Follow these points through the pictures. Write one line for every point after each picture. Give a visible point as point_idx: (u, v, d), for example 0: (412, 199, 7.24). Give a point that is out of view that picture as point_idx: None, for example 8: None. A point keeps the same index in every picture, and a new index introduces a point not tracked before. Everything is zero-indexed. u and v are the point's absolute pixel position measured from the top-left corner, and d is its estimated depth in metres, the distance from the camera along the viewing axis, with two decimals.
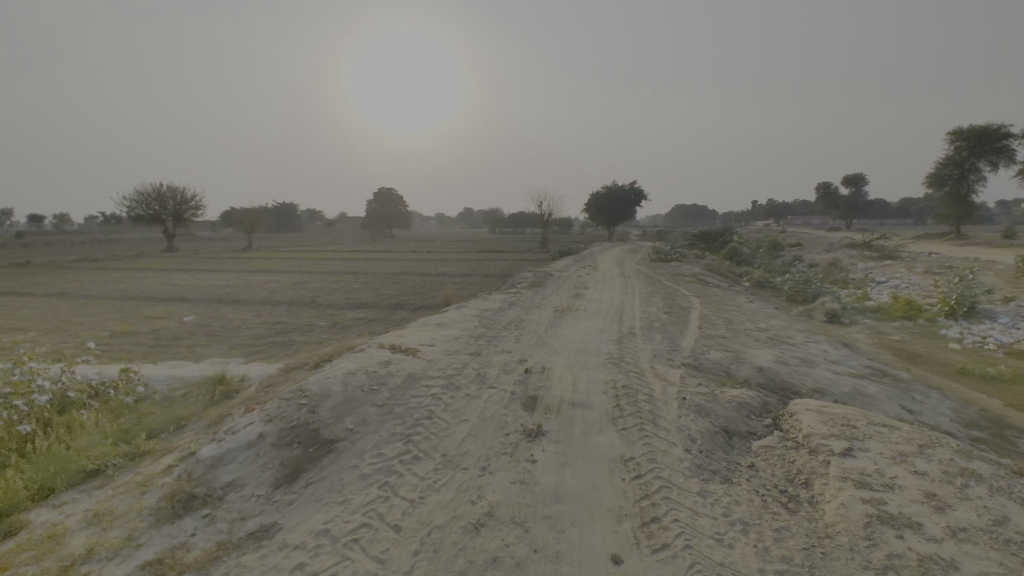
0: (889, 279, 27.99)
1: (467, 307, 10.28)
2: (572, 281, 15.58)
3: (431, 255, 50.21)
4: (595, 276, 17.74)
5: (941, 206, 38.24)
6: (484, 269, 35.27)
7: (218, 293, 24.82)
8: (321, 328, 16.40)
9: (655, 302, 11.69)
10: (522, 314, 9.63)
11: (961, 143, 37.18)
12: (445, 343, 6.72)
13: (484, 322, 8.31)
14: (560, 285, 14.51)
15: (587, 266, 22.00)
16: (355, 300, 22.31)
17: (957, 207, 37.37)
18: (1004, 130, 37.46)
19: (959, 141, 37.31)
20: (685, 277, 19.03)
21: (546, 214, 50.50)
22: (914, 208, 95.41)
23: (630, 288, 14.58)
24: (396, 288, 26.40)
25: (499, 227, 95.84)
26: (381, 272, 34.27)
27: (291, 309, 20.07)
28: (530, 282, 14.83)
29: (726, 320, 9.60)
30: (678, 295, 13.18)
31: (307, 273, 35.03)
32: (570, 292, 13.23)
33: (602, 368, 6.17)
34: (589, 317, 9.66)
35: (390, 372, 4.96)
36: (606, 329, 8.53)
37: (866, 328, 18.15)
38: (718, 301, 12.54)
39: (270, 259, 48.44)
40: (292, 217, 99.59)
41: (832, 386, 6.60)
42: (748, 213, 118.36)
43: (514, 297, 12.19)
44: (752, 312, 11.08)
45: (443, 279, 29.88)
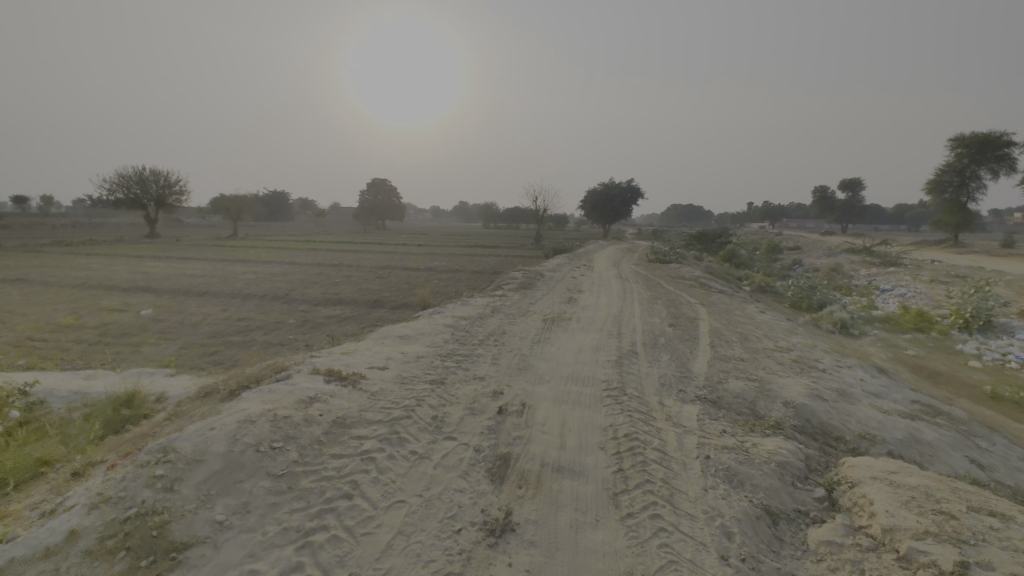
0: (894, 287, 26.89)
1: (443, 311, 8.95)
2: (565, 283, 14.26)
3: (422, 249, 48.74)
4: (591, 278, 16.42)
5: (942, 213, 37.37)
6: (474, 265, 33.90)
7: (188, 284, 23.28)
8: (290, 327, 15.01)
9: (658, 311, 10.42)
10: (505, 324, 8.30)
11: (962, 150, 36.37)
12: (402, 365, 5.36)
13: (457, 335, 6.95)
14: (551, 288, 13.20)
15: (581, 266, 20.73)
16: (334, 296, 20.92)
17: (958, 215, 36.52)
18: (1006, 138, 36.70)
19: (961, 148, 36.51)
20: (686, 281, 17.78)
21: (540, 210, 49.12)
22: (910, 214, 94.79)
23: (628, 293, 13.29)
24: (380, 284, 25.00)
25: (493, 221, 94.37)
26: (367, 266, 32.80)
27: (263, 303, 18.65)
28: (518, 283, 13.49)
29: (741, 337, 8.33)
30: (681, 303, 11.88)
31: (289, 264, 33.45)
32: (562, 297, 11.92)
33: (599, 404, 4.85)
34: (583, 329, 8.34)
35: (308, 419, 3.60)
36: (602, 346, 7.22)
37: (877, 341, 16.97)
38: (726, 311, 11.27)
39: (254, 248, 46.77)
40: (282, 205, 97.57)
41: (881, 430, 5.33)
42: (744, 214, 117.45)
43: (499, 300, 10.85)
44: (767, 326, 9.79)
45: (431, 275, 28.47)
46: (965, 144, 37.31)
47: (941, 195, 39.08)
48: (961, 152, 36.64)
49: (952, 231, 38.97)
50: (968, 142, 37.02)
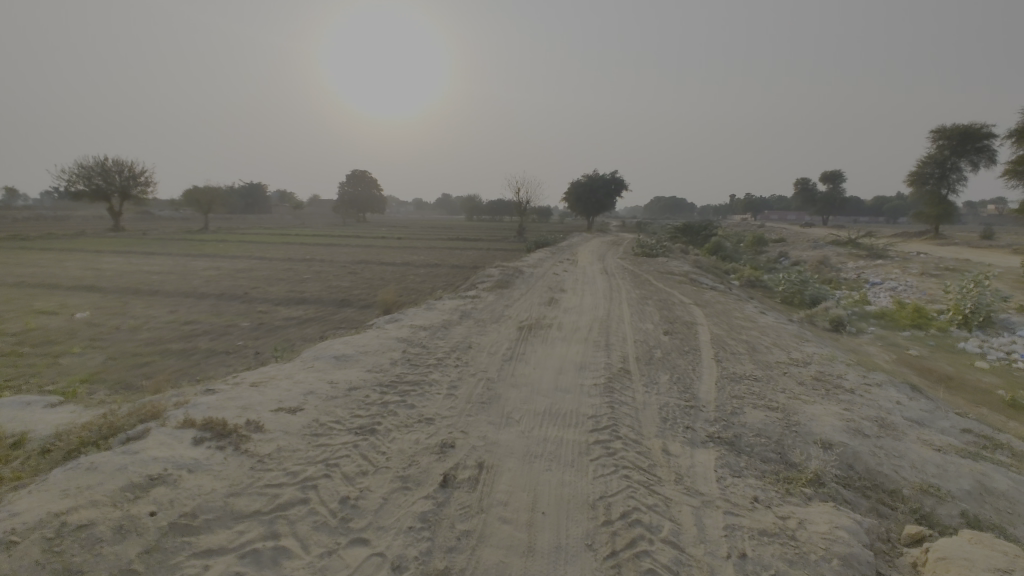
0: (885, 282, 26.30)
1: (402, 318, 7.61)
2: (547, 280, 13.00)
3: (401, 243, 47.08)
4: (574, 274, 15.19)
5: (924, 205, 37.18)
6: (453, 259, 32.51)
7: (141, 281, 21.50)
8: (242, 331, 13.52)
9: (650, 315, 9.23)
10: (473, 333, 6.99)
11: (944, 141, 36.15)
12: (323, 403, 4.01)
13: (408, 352, 5.63)
14: (530, 287, 11.95)
15: (565, 261, 19.52)
16: (299, 294, 19.42)
17: (940, 207, 36.31)
18: (987, 129, 36.59)
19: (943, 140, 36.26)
20: (675, 277, 16.68)
21: (523, 202, 47.81)
22: (890, 206, 95.58)
23: (615, 292, 12.10)
24: (352, 280, 23.52)
25: (476, 213, 92.87)
26: (341, 261, 31.23)
27: (218, 303, 17.09)
28: (493, 282, 12.19)
29: (748, 347, 7.14)
30: (673, 304, 10.71)
31: (257, 259, 31.64)
32: (541, 297, 10.65)
33: (584, 461, 3.59)
34: (565, 339, 7.07)
35: (124, 528, 2.26)
36: (587, 363, 5.95)
37: (876, 339, 16.09)
38: (724, 313, 10.13)
39: (224, 242, 44.68)
40: (258, 197, 94.66)
41: (944, 479, 4.16)
42: (727, 206, 117.60)
43: (470, 303, 9.52)
44: (773, 331, 8.63)
45: (407, 270, 27.03)
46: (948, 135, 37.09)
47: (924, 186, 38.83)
48: (943, 143, 36.40)
49: (935, 223, 38.77)
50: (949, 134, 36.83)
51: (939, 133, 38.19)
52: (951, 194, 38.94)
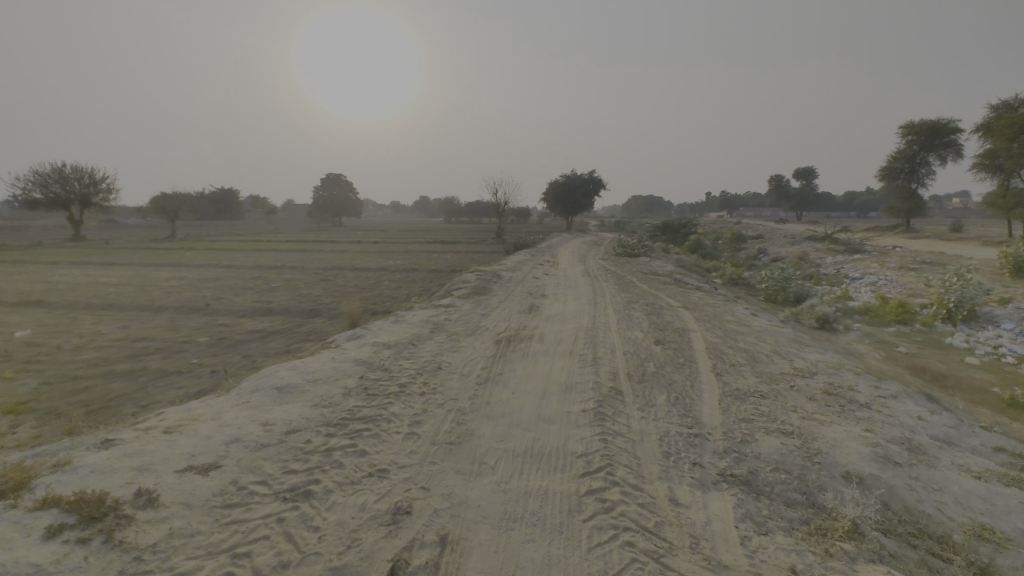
0: (864, 278, 26.32)
1: (365, 334, 6.79)
2: (526, 285, 12.29)
3: (377, 247, 45.94)
4: (555, 277, 14.51)
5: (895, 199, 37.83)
6: (431, 263, 31.63)
7: (95, 295, 20.16)
8: (199, 347, 12.49)
9: (638, 321, 8.56)
10: (444, 350, 6.21)
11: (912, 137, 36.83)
12: (247, 456, 3.20)
13: (366, 379, 4.84)
14: (508, 293, 11.22)
15: (545, 263, 18.88)
16: (266, 304, 18.36)
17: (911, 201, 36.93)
18: (953, 124, 37.37)
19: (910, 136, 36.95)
20: (659, 278, 16.14)
21: (501, 203, 47.15)
22: (861, 201, 97.56)
23: (599, 296, 11.45)
24: (324, 288, 22.48)
25: (454, 216, 91.94)
26: (313, 267, 30.11)
27: (176, 317, 15.98)
28: (470, 289, 11.43)
29: (747, 357, 6.49)
30: (661, 307, 10.09)
31: (224, 268, 30.28)
32: (521, 304, 9.92)
33: (574, 523, 2.86)
34: (548, 353, 6.35)
35: None
36: (574, 383, 5.23)
37: (863, 336, 15.77)
38: (715, 316, 9.54)
39: (192, 250, 43.01)
40: (230, 203, 92.21)
41: (996, 517, 3.52)
42: (704, 204, 118.79)
43: (444, 313, 8.74)
44: (770, 336, 8.02)
45: (382, 276, 26.08)
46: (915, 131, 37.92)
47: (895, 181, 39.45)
48: (911, 139, 37.07)
49: (907, 216, 39.35)
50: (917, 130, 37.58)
51: (905, 130, 39.14)
52: (920, 188, 39.71)
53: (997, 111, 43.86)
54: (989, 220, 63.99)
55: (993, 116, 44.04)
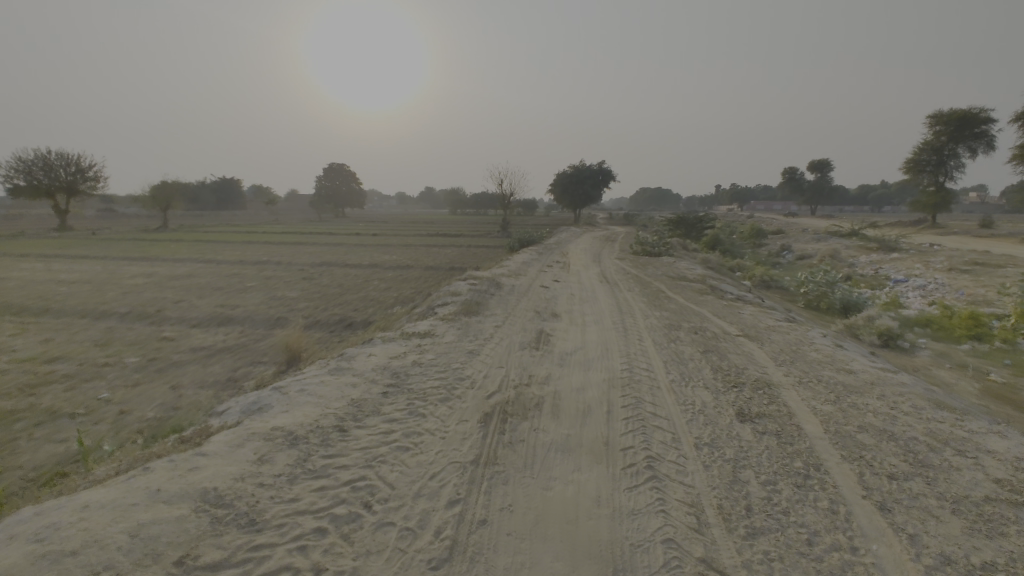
0: (910, 281, 23.61)
1: (270, 408, 4.18)
2: (532, 298, 9.68)
3: (375, 240, 43.23)
4: (568, 286, 11.86)
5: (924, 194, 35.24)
6: (428, 260, 28.95)
7: (43, 295, 17.69)
8: (121, 373, 9.85)
9: (694, 366, 5.92)
10: (390, 450, 3.59)
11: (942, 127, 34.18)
12: None
13: (186, 572, 2.24)
14: (509, 311, 8.60)
15: (554, 264, 16.31)
16: (231, 310, 15.78)
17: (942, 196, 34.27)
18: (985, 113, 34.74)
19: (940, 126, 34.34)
20: (692, 285, 13.56)
21: (506, 195, 44.49)
22: (876, 195, 94.27)
23: (627, 315, 8.84)
24: (305, 289, 19.91)
25: (459, 207, 89.33)
26: (301, 263, 27.66)
27: (118, 326, 13.44)
28: (459, 306, 8.79)
29: (906, 458, 3.83)
30: (715, 337, 7.47)
31: (203, 263, 27.67)
32: (527, 333, 7.31)
33: None
34: (569, 450, 3.76)
35: None
36: (627, 555, 2.64)
37: (936, 359, 13.14)
38: (793, 351, 6.91)
39: (179, 242, 40.53)
40: (231, 193, 89.86)
41: None
42: (715, 198, 115.45)
43: (415, 351, 6.08)
44: (896, 394, 5.39)
45: (373, 276, 23.42)
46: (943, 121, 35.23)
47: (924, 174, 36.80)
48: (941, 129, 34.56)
49: (938, 212, 36.63)
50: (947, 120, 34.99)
51: (934, 120, 36.52)
52: (946, 182, 37.24)
53: None
54: (1017, 216, 60.80)
55: None
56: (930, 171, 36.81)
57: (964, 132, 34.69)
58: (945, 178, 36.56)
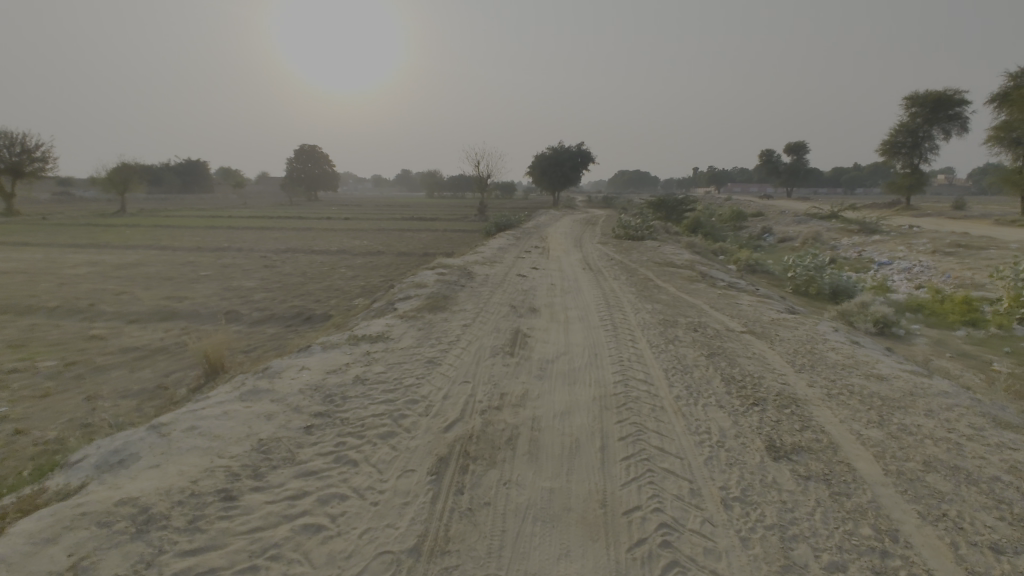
0: (894, 264, 23.23)
1: (135, 461, 2.97)
2: (508, 290, 8.57)
3: (347, 225, 41.45)
4: (548, 275, 10.76)
5: (900, 176, 35.12)
6: (401, 245, 27.51)
7: None
8: (30, 381, 8.45)
9: (701, 377, 4.90)
10: (291, 534, 2.45)
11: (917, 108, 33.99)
12: None
13: None
14: (482, 307, 7.45)
15: (533, 250, 15.20)
16: (176, 303, 14.28)
17: (918, 177, 34.20)
18: (959, 94, 34.69)
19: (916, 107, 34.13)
20: (681, 271, 12.63)
21: (482, 177, 43.07)
22: (849, 177, 95.29)
23: (615, 309, 7.80)
24: (264, 278, 18.44)
25: (436, 190, 87.41)
26: (264, 250, 25.99)
27: (41, 323, 11.89)
28: (424, 301, 7.61)
29: (1004, 516, 2.86)
30: (718, 336, 6.46)
31: (157, 250, 25.77)
32: (502, 334, 6.19)
33: None
34: (552, 519, 2.68)
35: None
36: None
37: (934, 347, 12.51)
38: (810, 353, 5.94)
39: (136, 227, 38.19)
40: (197, 175, 86.15)
41: None
42: (692, 180, 115.26)
43: (361, 363, 4.91)
44: (946, 410, 4.44)
45: (341, 263, 21.97)
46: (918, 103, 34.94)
47: (899, 156, 36.68)
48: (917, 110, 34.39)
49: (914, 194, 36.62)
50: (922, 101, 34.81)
51: (908, 101, 36.33)
52: (921, 164, 37.19)
53: (1014, 81, 40.68)
54: (985, 199, 61.83)
55: (1010, 85, 40.80)
56: (906, 153, 36.64)
57: (938, 113, 34.48)
58: (919, 160, 36.52)
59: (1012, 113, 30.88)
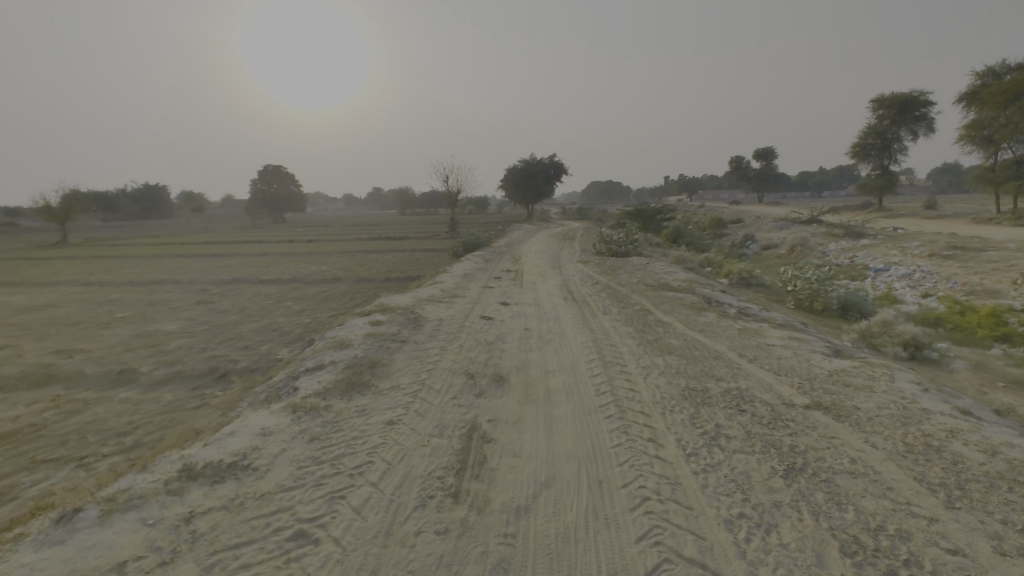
0: (892, 270, 21.71)
1: None
2: (466, 346, 6.26)
3: (309, 248, 38.66)
4: (522, 312, 8.49)
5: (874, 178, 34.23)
6: (362, 270, 25.00)
7: None
8: None
9: (801, 547, 2.65)
10: None
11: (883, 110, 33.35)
12: None
13: None
14: (422, 380, 5.11)
15: (504, 275, 12.97)
16: (67, 358, 11.59)
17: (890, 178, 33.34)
18: (924, 96, 34.20)
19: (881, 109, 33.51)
20: (681, 296, 10.55)
21: (452, 193, 40.98)
22: (816, 180, 95.74)
23: (614, 369, 5.57)
24: (193, 318, 15.75)
25: (408, 207, 85.04)
26: (207, 281, 23.20)
27: None
28: (339, 376, 5.21)
29: None
30: (779, 422, 4.23)
31: (82, 287, 22.70)
32: (446, 442, 3.87)
33: None
34: None
35: None
36: None
37: (980, 374, 10.55)
38: (935, 451, 3.74)
39: (74, 259, 34.81)
40: (156, 201, 82.12)
41: None
42: (664, 189, 115.30)
43: (153, 560, 2.52)
44: None
45: (289, 294, 19.34)
46: (885, 105, 34.12)
47: (870, 159, 35.83)
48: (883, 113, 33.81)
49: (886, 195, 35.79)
50: (888, 103, 34.18)
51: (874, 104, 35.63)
52: (892, 166, 36.42)
53: (982, 79, 40.27)
54: (952, 199, 62.14)
55: (977, 84, 40.38)
56: (876, 156, 35.85)
57: (906, 115, 33.79)
58: (890, 161, 35.75)
59: (983, 112, 30.16)
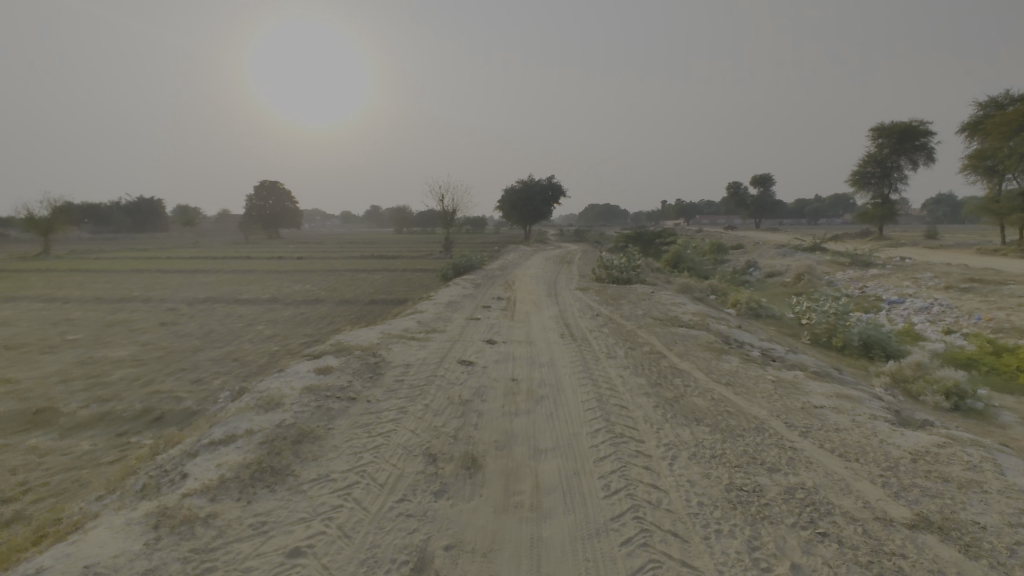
0: (907, 303, 20.43)
1: None
2: (431, 408, 4.79)
3: (296, 266, 37.16)
4: (510, 353, 7.03)
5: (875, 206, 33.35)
6: (347, 290, 23.49)
7: None
8: None
9: None
10: None
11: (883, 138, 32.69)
12: None
13: None
14: (362, 468, 3.66)
15: (494, 304, 11.52)
16: None
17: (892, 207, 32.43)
18: (924, 125, 33.60)
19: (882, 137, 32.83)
20: (695, 334, 9.12)
21: (446, 213, 39.79)
22: (813, 208, 95.39)
23: (626, 450, 4.12)
24: (150, 343, 14.17)
25: (403, 226, 83.99)
26: (179, 300, 21.62)
27: None
28: (246, 458, 3.74)
29: None
30: (883, 561, 2.81)
31: (44, 303, 21.05)
32: None
33: None
34: None
35: None
36: None
37: None
38: None
39: (50, 272, 33.16)
40: (148, 214, 80.76)
41: None
42: (661, 213, 115.00)
43: None
44: None
45: (263, 317, 17.79)
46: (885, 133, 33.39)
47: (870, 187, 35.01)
48: (883, 141, 33.13)
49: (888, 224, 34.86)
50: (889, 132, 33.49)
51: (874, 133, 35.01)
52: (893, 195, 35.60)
53: (984, 110, 39.77)
54: (951, 229, 61.49)
55: (980, 114, 39.85)
56: (877, 184, 35.04)
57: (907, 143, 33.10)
58: (891, 190, 34.91)
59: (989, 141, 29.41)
